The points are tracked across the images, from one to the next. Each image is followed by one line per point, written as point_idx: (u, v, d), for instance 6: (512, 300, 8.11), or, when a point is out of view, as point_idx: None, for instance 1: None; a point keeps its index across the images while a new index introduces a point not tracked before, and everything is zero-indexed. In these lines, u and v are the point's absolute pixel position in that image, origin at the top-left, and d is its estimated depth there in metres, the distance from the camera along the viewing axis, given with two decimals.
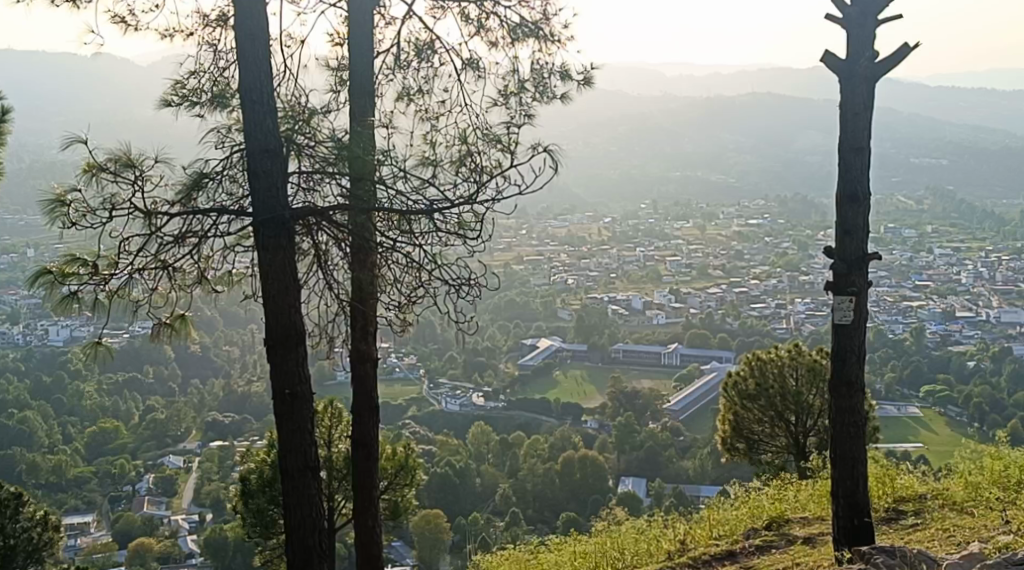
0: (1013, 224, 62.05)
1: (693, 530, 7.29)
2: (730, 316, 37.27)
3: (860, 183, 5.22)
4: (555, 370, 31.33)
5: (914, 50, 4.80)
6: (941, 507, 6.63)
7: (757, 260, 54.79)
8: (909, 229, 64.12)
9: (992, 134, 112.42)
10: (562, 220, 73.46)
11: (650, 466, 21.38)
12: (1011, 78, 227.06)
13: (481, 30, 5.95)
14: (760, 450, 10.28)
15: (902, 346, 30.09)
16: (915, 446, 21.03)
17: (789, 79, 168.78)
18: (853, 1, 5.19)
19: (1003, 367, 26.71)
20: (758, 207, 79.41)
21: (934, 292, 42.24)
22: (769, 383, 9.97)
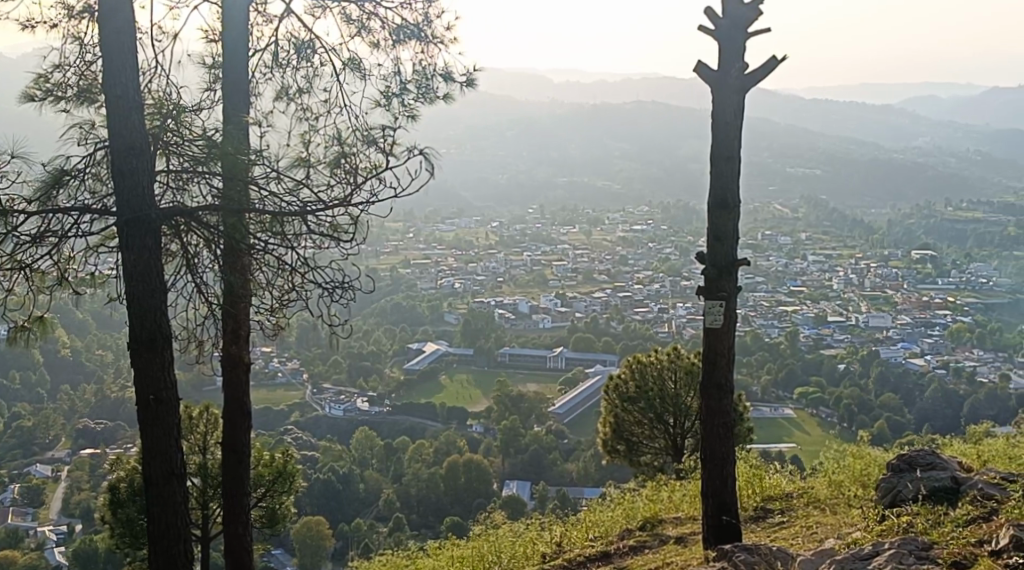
0: (881, 232, 64.73)
1: (569, 532, 7.39)
2: (614, 320, 37.83)
3: (731, 192, 5.39)
4: (441, 374, 31.28)
5: (782, 60, 4.99)
6: (806, 505, 6.85)
7: (640, 265, 55.72)
8: (784, 236, 66.23)
9: (863, 145, 116.96)
10: (449, 223, 73.35)
11: (535, 469, 21.46)
12: (878, 94, 236.51)
13: (363, 30, 5.92)
14: (639, 451, 10.50)
15: (777, 348, 31.08)
16: (789, 447, 21.70)
17: (673, 88, 172.34)
18: (725, 13, 5.33)
19: (871, 370, 27.83)
20: (642, 213, 80.87)
21: (808, 297, 43.72)
22: (648, 386, 10.17)
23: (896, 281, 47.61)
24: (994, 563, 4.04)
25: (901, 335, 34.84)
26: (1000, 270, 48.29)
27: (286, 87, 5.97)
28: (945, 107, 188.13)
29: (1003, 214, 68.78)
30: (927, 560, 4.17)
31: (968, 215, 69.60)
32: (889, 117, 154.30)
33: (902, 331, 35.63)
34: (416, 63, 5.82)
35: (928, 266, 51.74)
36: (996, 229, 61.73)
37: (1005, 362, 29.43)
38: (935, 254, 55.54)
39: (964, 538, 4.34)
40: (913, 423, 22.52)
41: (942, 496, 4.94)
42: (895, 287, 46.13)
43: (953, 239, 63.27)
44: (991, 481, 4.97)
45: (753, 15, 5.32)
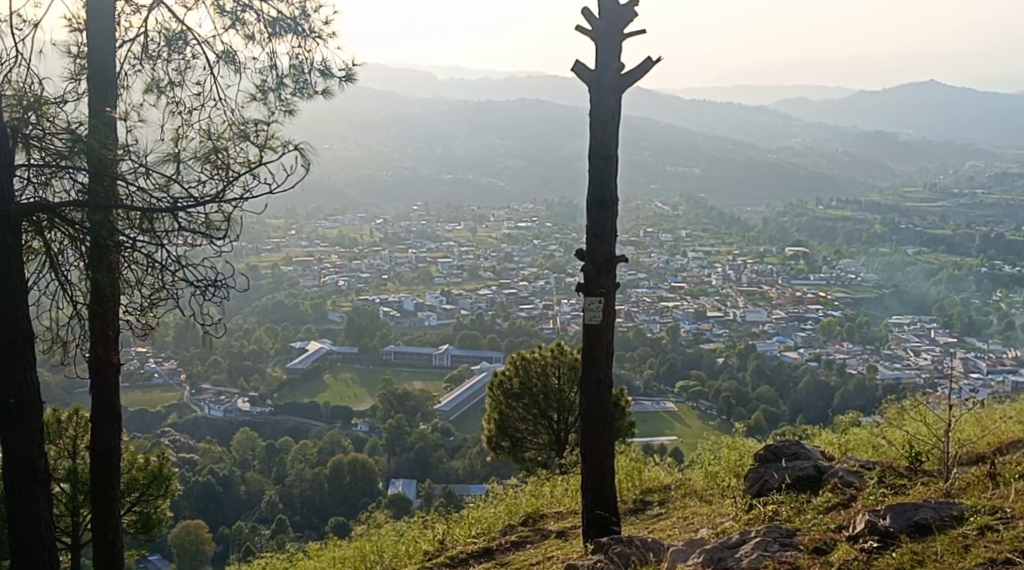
0: (757, 230, 66.48)
1: (452, 529, 7.36)
2: (500, 318, 37.94)
3: (608, 188, 5.47)
4: (325, 373, 30.87)
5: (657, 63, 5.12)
6: (683, 496, 7.01)
7: (525, 262, 56.03)
8: (665, 233, 67.54)
9: (739, 145, 120.17)
10: (333, 220, 72.35)
11: (420, 467, 21.28)
12: (754, 95, 243.24)
13: (238, 23, 5.78)
14: (523, 447, 10.53)
15: (659, 344, 31.68)
16: (670, 440, 22.11)
17: (557, 86, 173.87)
18: (601, 14, 5.43)
19: (748, 363, 28.64)
20: (527, 209, 81.21)
21: (688, 293, 44.69)
22: (533, 383, 10.28)
23: (771, 278, 48.96)
24: (851, 547, 4.18)
25: (776, 330, 35.86)
26: (868, 266, 50.16)
27: (157, 79, 5.74)
28: (817, 108, 194.75)
29: (870, 212, 71.51)
30: (790, 547, 4.32)
31: (839, 213, 72.09)
32: (764, 118, 158.95)
33: (778, 325, 36.73)
34: (294, 59, 5.72)
35: (801, 263, 53.37)
36: (863, 227, 64.25)
37: (873, 354, 30.59)
38: (808, 251, 57.34)
39: (825, 525, 4.50)
40: (787, 415, 23.20)
41: (805, 485, 5.11)
42: (770, 283, 47.44)
43: (825, 237, 65.44)
44: (852, 470, 5.16)
45: (628, 16, 5.43)
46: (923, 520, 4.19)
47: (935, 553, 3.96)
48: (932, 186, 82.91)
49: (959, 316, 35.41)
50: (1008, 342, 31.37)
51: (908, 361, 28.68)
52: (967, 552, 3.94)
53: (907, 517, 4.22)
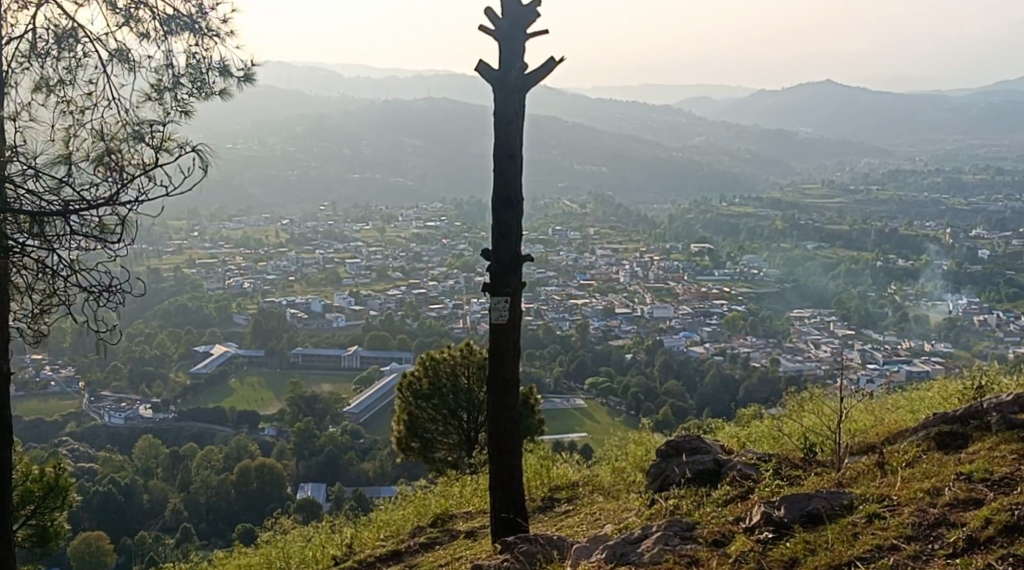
0: (663, 228, 67.43)
1: (360, 533, 7.32)
2: (409, 318, 37.75)
3: (512, 189, 5.54)
4: (231, 377, 30.31)
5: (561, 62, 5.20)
6: (590, 492, 7.09)
7: (434, 262, 55.82)
8: (573, 231, 68.01)
9: (645, 143, 121.78)
10: (236, 221, 71.05)
11: (330, 470, 20.99)
12: (658, 94, 246.52)
13: (131, 20, 5.65)
14: (433, 448, 10.52)
15: (568, 341, 31.92)
16: (579, 436, 22.30)
17: (464, 85, 173.80)
18: (505, 14, 5.49)
19: (655, 359, 29.05)
20: (435, 209, 81.00)
21: (597, 290, 45.11)
22: (442, 383, 10.32)
23: (676, 274, 49.74)
24: (747, 539, 4.29)
25: (682, 325, 36.43)
26: (770, 262, 51.32)
27: (45, 77, 5.52)
28: (720, 107, 198.46)
29: (771, 209, 73.11)
30: (690, 540, 4.42)
31: (741, 210, 73.55)
32: (668, 116, 161.33)
33: (685, 320, 37.34)
34: (191, 56, 5.59)
35: (706, 259, 54.29)
36: (765, 223, 65.69)
37: (776, 347, 31.32)
38: (712, 247, 58.36)
39: (723, 517, 4.60)
40: (694, 408, 23.62)
41: (705, 478, 5.21)
42: (676, 280, 48.15)
43: (728, 233, 66.69)
44: (750, 462, 5.27)
45: (530, 17, 5.51)
46: (815, 510, 4.31)
47: (826, 542, 4.11)
48: (829, 182, 85.21)
49: (856, 309, 36.48)
50: (902, 333, 32.46)
51: (809, 353, 29.43)
52: (855, 539, 4.09)
53: (800, 508, 4.34)
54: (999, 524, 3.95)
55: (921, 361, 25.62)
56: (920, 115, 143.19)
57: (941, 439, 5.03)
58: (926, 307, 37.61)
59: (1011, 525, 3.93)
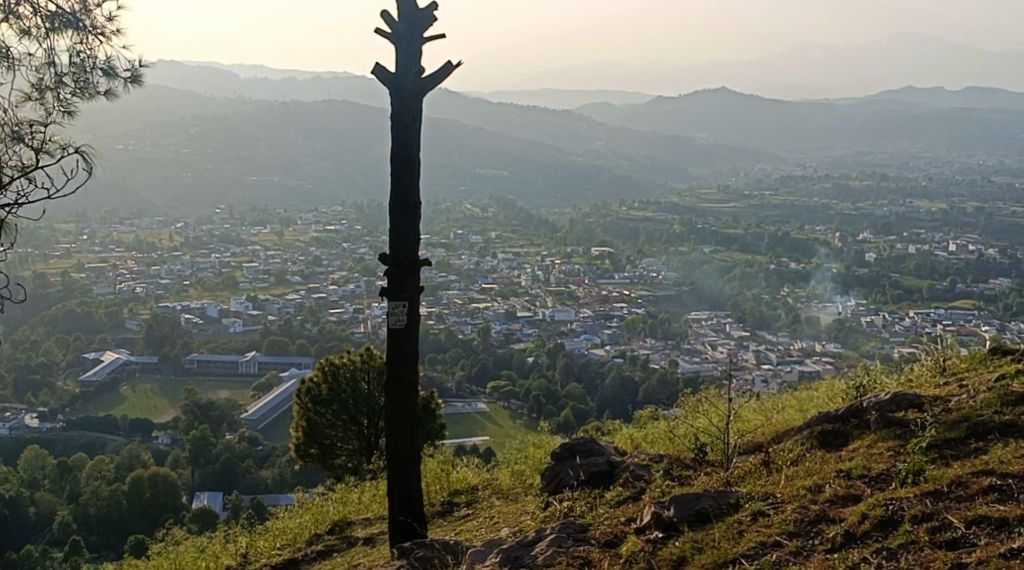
0: (564, 231, 68.03)
1: (256, 542, 7.19)
2: (309, 323, 37.28)
3: (410, 193, 5.63)
4: (122, 384, 29.46)
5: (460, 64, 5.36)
6: (490, 496, 7.11)
7: (334, 266, 55.23)
8: (475, 234, 68.03)
9: (546, 147, 122.64)
10: (128, 224, 69.14)
11: (227, 479, 20.51)
12: (558, 98, 248.63)
13: (9, 16, 5.46)
14: (334, 454, 10.42)
15: (470, 345, 31.93)
16: (481, 440, 22.32)
17: (365, 87, 172.58)
18: (400, 17, 5.63)
19: (557, 362, 29.29)
20: (335, 212, 80.16)
21: (499, 293, 45.26)
22: (342, 389, 10.25)
23: (577, 277, 50.21)
24: (638, 539, 4.37)
25: (583, 328, 36.78)
26: (668, 265, 52.15)
27: None
28: (619, 111, 201.17)
29: (669, 213, 74.38)
30: (582, 542, 4.49)
31: (640, 214, 74.67)
32: (568, 121, 162.71)
33: (585, 323, 37.72)
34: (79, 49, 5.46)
35: (606, 262, 54.96)
36: (663, 227, 66.80)
37: (674, 349, 31.86)
38: (613, 251, 59.06)
39: (615, 518, 4.69)
40: (595, 410, 23.87)
41: (600, 479, 5.29)
42: (577, 283, 48.61)
43: (628, 237, 67.57)
44: (642, 463, 5.37)
45: (428, 22, 5.67)
46: (702, 509, 4.42)
47: (713, 541, 4.21)
48: (725, 187, 87.00)
49: (751, 310, 37.36)
50: (794, 335, 33.37)
51: (706, 354, 30.02)
52: (740, 537, 4.22)
53: (690, 507, 4.45)
54: (875, 518, 4.10)
55: (813, 361, 26.41)
56: (810, 123, 147.51)
57: (825, 438, 5.20)
58: (817, 308, 38.72)
59: (885, 519, 4.10)
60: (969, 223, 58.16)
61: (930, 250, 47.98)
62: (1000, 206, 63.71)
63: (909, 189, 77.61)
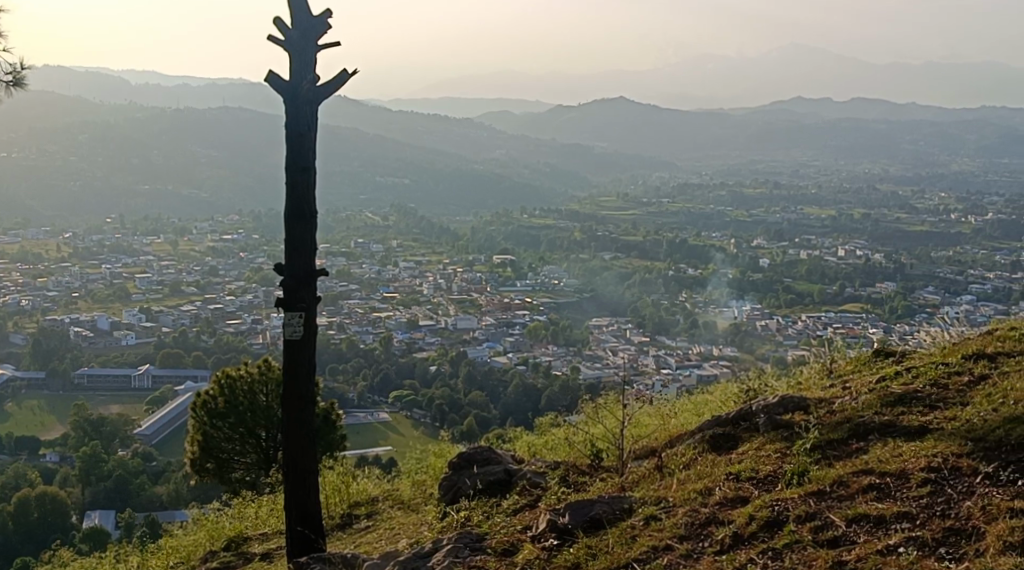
0: (465, 239, 68.00)
1: (149, 561, 7.00)
2: (205, 334, 36.49)
3: (308, 202, 5.58)
4: (7, 400, 28.32)
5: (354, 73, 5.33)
6: (390, 507, 7.05)
7: (231, 276, 54.19)
8: (376, 243, 67.48)
9: (447, 156, 122.55)
10: (13, 234, 66.59)
11: (119, 497, 19.92)
12: (458, 107, 248.91)
13: None
14: (230, 469, 10.21)
15: (372, 355, 31.67)
16: (384, 450, 22.12)
17: (261, 94, 169.92)
18: (296, 25, 5.57)
19: (459, 370, 29.24)
20: (232, 221, 78.63)
21: (400, 302, 45.01)
22: (238, 401, 10.07)
23: (479, 285, 50.24)
24: (534, 547, 4.42)
25: (485, 336, 36.79)
26: (569, 272, 52.54)
27: None
28: (519, 119, 202.28)
29: (570, 221, 75.00)
30: (479, 551, 4.51)
31: (541, 221, 75.13)
32: (469, 129, 162.92)
33: (487, 331, 37.76)
34: None
35: (507, 270, 55.11)
36: (564, 234, 67.28)
37: (575, 355, 32.14)
38: (514, 259, 59.25)
39: (512, 526, 4.72)
40: (498, 418, 23.87)
41: (497, 488, 5.32)
42: (479, 290, 48.64)
43: (528, 245, 67.88)
44: (538, 471, 5.41)
45: (323, 29, 5.63)
46: (597, 515, 4.49)
47: (606, 546, 4.27)
48: (624, 195, 88.21)
49: (650, 316, 37.94)
50: (692, 339, 33.99)
51: (607, 360, 30.35)
52: (632, 542, 4.28)
53: (584, 513, 4.52)
54: (761, 520, 4.22)
55: (710, 365, 26.95)
56: (706, 132, 150.64)
57: (715, 440, 5.31)
58: (714, 312, 39.51)
59: (772, 520, 4.20)
60: (857, 229, 60.12)
61: (821, 256, 49.39)
62: (886, 212, 66.05)
63: (800, 197, 79.87)
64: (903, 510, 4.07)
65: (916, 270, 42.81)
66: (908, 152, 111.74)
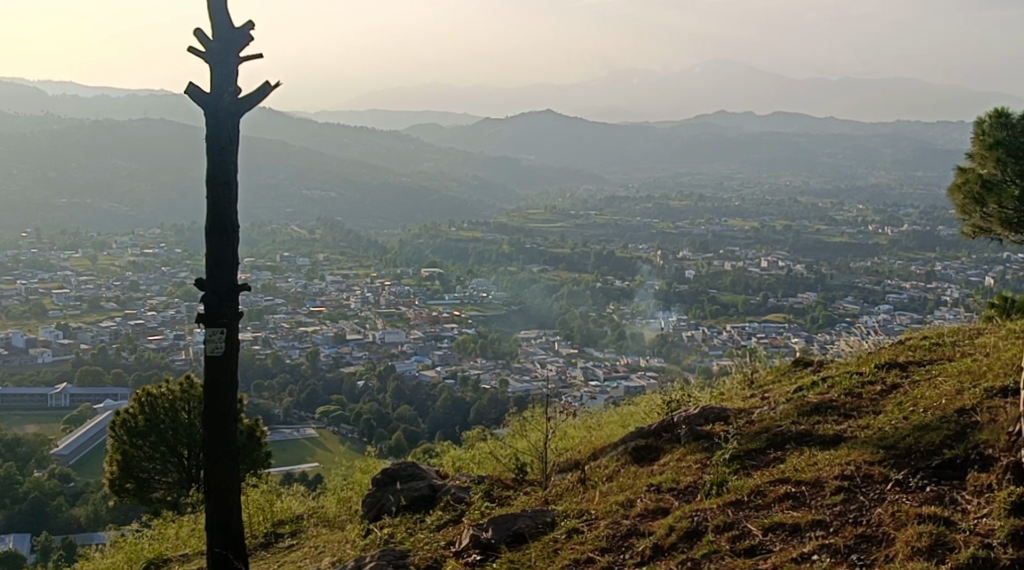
0: (393, 252, 67.60)
1: None
2: (125, 351, 35.68)
3: (229, 217, 5.51)
4: None
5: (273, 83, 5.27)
6: (316, 524, 6.96)
7: (153, 291, 53.13)
8: (302, 257, 66.76)
9: (374, 168, 121.90)
10: None
11: (36, 518, 19.37)
12: (385, 119, 248.17)
13: None
14: (151, 489, 9.98)
15: (298, 370, 31.31)
16: (310, 466, 21.89)
17: (184, 106, 167.29)
18: (217, 37, 5.51)
19: (387, 385, 29.05)
20: (154, 235, 77.11)
21: (327, 316, 44.58)
22: (160, 419, 9.89)
23: (407, 298, 49.99)
24: (457, 563, 4.43)
25: (413, 350, 36.56)
26: (497, 285, 52.55)
27: None
28: (447, 132, 202.25)
29: (498, 234, 75.04)
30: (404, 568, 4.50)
31: (469, 234, 75.07)
32: (396, 142, 162.39)
33: (415, 344, 37.59)
34: None
35: (436, 283, 54.92)
36: (492, 247, 67.34)
37: (504, 368, 32.14)
38: (442, 272, 59.11)
39: (436, 542, 4.71)
40: (426, 432, 23.76)
41: (421, 504, 5.30)
42: (407, 304, 48.40)
43: (456, 258, 67.77)
44: (462, 486, 5.40)
45: (245, 41, 5.58)
46: (519, 530, 4.53)
47: (530, 560, 4.30)
48: (551, 208, 88.62)
49: (577, 327, 38.10)
50: (620, 350, 34.27)
51: (535, 372, 30.40)
52: (555, 555, 4.32)
53: (506, 528, 4.55)
54: (681, 530, 4.26)
55: (638, 376, 27.19)
56: (631, 146, 152.21)
57: (637, 453, 5.36)
58: (641, 324, 39.88)
59: (690, 531, 4.26)
60: (779, 241, 61.22)
61: (745, 267, 50.16)
62: (806, 224, 67.40)
63: (724, 209, 81.11)
64: (818, 518, 4.15)
65: (836, 281, 43.75)
66: (827, 166, 114.26)
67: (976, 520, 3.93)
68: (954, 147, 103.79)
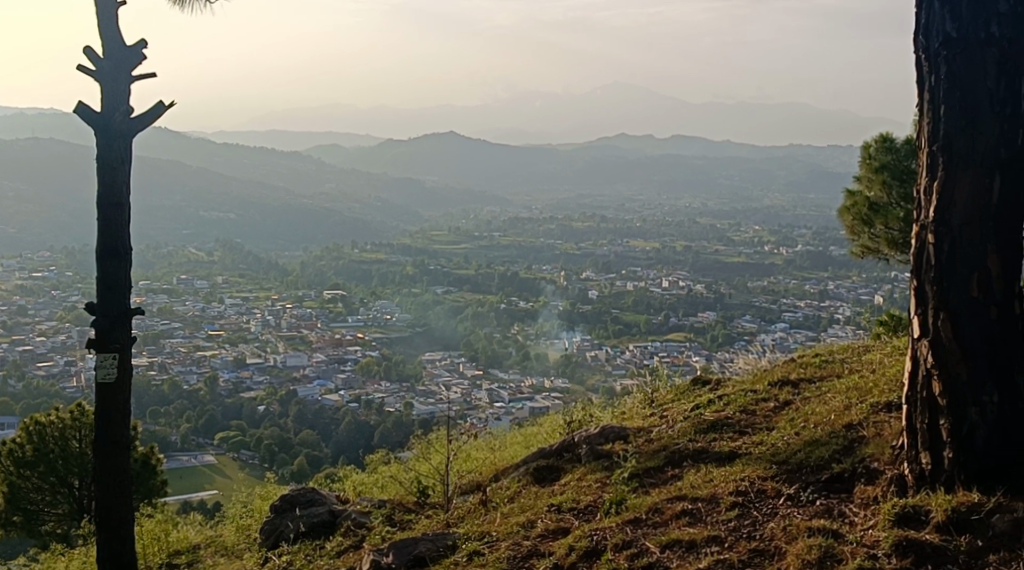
0: (294, 275, 66.62)
1: None
2: (13, 378, 34.31)
3: (121, 240, 5.36)
4: None
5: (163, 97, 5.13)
6: (213, 553, 6.78)
7: (41, 315, 51.28)
8: (200, 279, 65.32)
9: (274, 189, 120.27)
10: None
11: None
12: (286, 139, 245.14)
13: None
14: (40, 520, 9.66)
15: (196, 396, 30.61)
16: (208, 494, 21.39)
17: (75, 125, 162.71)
18: (108, 53, 5.39)
19: (288, 409, 28.59)
20: (43, 258, 74.56)
21: (226, 340, 43.68)
22: (49, 449, 9.53)
23: (309, 321, 49.30)
24: None
25: (316, 373, 36.03)
26: (400, 306, 52.20)
27: None
28: (349, 153, 200.76)
29: (401, 256, 74.62)
30: None
31: (372, 256, 74.50)
32: (297, 163, 160.54)
33: (317, 368, 37.09)
34: None
35: (338, 305, 54.31)
36: (395, 269, 66.97)
37: (408, 390, 31.89)
38: (344, 294, 58.51)
39: None
40: (329, 456, 23.42)
41: (320, 530, 5.25)
42: (308, 327, 47.72)
43: (360, 279, 67.17)
44: (362, 511, 5.37)
45: (137, 59, 5.46)
46: (419, 552, 4.52)
47: None
48: (454, 229, 88.61)
49: (482, 349, 38.08)
50: (525, 371, 34.36)
51: (439, 394, 30.23)
52: None
53: (407, 552, 4.54)
54: (580, 549, 4.30)
55: (543, 397, 27.27)
56: (533, 168, 153.53)
57: (539, 473, 5.39)
58: (545, 344, 40.08)
59: (590, 549, 4.29)
60: (679, 261, 62.30)
61: (646, 287, 50.87)
62: (705, 245, 68.75)
63: (625, 230, 82.21)
64: (714, 533, 4.21)
65: (735, 301, 44.63)
66: (724, 187, 116.92)
67: (862, 531, 4.07)
68: (845, 170, 107.29)
